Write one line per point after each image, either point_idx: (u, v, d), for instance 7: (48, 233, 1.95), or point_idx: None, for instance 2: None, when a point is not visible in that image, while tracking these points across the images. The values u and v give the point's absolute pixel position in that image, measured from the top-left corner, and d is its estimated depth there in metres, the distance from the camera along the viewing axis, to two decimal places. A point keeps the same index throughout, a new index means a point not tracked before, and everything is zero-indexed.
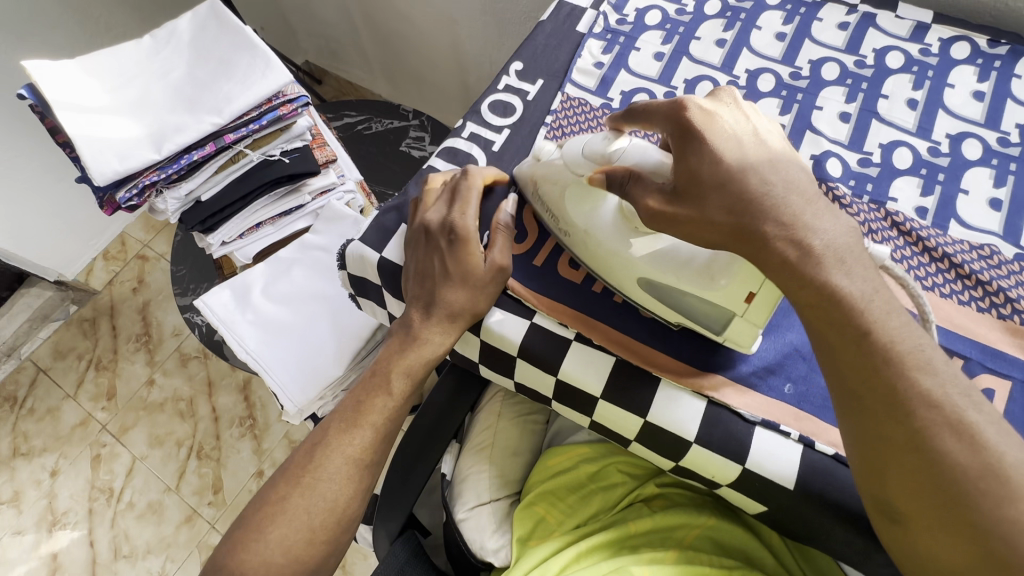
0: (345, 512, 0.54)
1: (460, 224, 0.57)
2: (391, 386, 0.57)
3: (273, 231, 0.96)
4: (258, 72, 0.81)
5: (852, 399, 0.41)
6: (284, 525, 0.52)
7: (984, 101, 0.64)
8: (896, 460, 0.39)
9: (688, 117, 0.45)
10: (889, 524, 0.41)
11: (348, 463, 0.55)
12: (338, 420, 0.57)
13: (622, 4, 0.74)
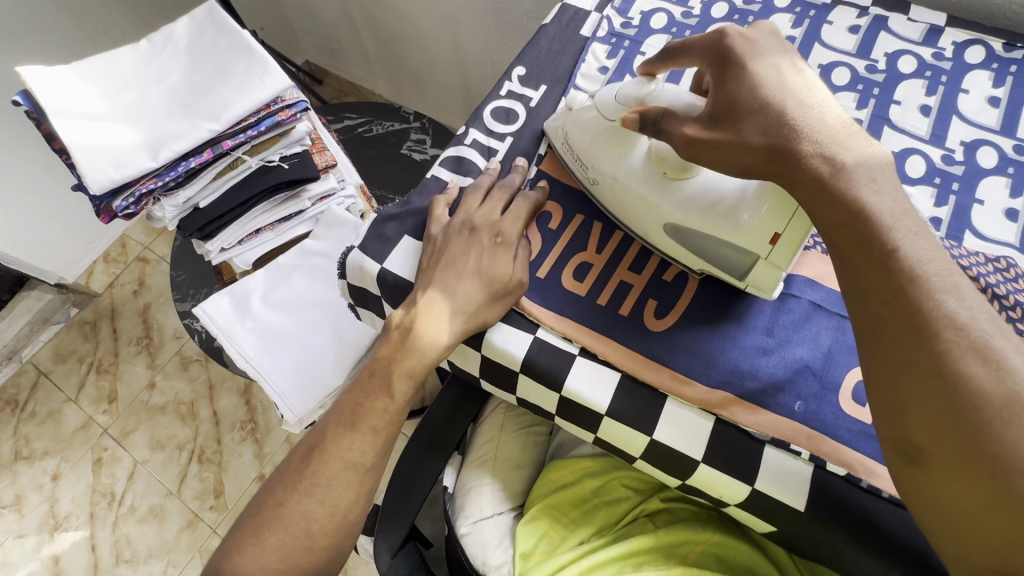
0: (344, 517, 0.54)
1: (506, 229, 0.58)
2: (392, 390, 0.55)
3: (273, 237, 0.94)
4: (256, 78, 0.79)
5: (874, 329, 0.40)
6: (281, 532, 0.52)
7: (1000, 107, 0.62)
8: (916, 394, 0.38)
9: (729, 44, 0.48)
10: (906, 466, 0.39)
11: (347, 469, 0.54)
12: (336, 424, 0.55)
13: (627, 7, 0.73)
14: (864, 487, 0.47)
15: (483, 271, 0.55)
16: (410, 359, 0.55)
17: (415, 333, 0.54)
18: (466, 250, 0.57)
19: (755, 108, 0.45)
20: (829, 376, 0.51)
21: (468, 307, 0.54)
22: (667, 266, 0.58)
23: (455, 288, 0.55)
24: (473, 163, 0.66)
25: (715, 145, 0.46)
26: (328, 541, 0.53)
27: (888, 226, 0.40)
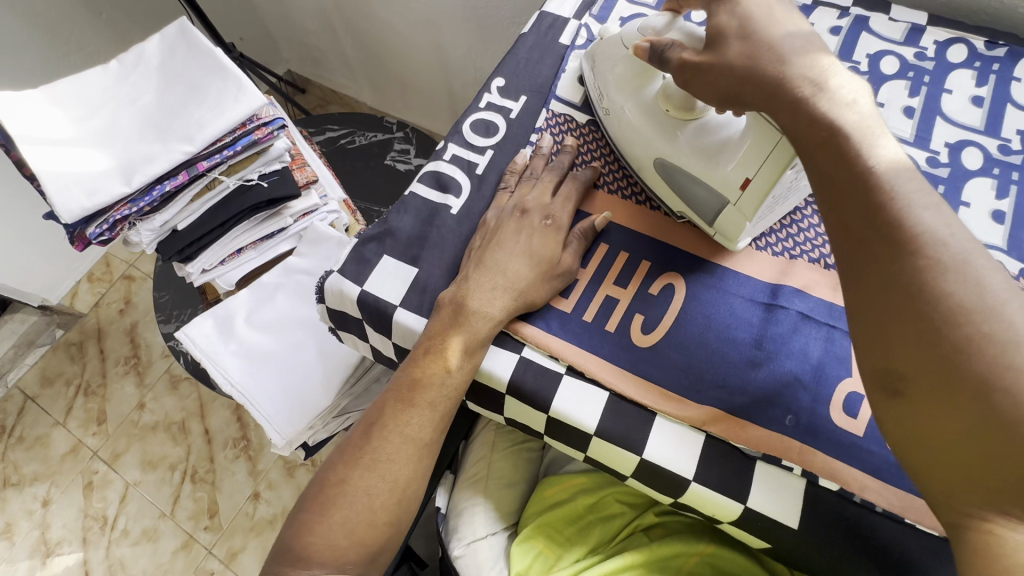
0: (406, 493, 0.52)
1: (556, 213, 0.58)
2: (451, 366, 0.52)
3: (256, 255, 0.93)
4: (230, 96, 0.78)
5: (859, 249, 0.39)
6: (345, 507, 0.50)
7: (983, 107, 0.61)
8: (897, 317, 0.37)
9: None
10: (887, 400, 0.38)
11: (407, 445, 0.52)
12: (393, 398, 0.53)
13: (606, 14, 0.72)
14: (857, 501, 0.47)
15: (532, 251, 0.56)
16: (465, 332, 0.52)
17: (467, 310, 0.53)
18: (518, 232, 0.57)
19: (743, 40, 0.45)
20: (821, 389, 0.50)
21: (517, 285, 0.54)
22: (653, 279, 0.56)
23: (504, 266, 0.55)
24: (454, 179, 0.64)
25: (702, 68, 0.47)
26: (391, 518, 0.51)
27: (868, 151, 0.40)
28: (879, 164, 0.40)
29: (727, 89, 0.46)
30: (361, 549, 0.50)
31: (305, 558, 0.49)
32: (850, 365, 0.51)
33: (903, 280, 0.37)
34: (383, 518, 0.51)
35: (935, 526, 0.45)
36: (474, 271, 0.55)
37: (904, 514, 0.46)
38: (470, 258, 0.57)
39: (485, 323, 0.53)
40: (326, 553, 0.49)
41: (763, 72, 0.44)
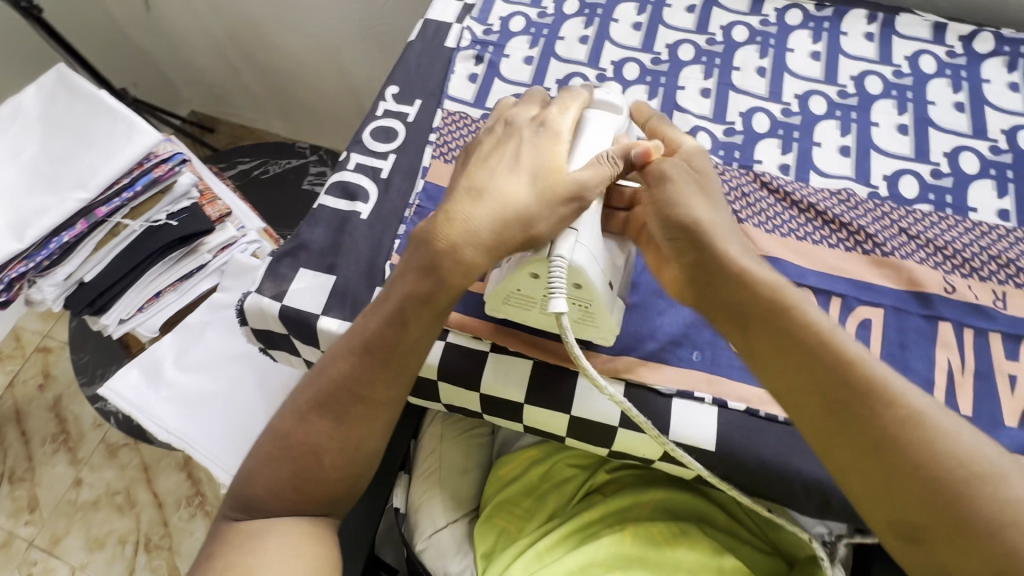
0: (359, 451, 0.49)
1: (552, 118, 0.50)
2: (404, 320, 0.47)
3: (176, 297, 0.90)
4: (121, 137, 0.76)
5: (833, 406, 0.39)
6: (294, 462, 0.48)
7: (821, 60, 0.70)
8: (893, 465, 0.37)
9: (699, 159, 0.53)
10: (913, 552, 0.36)
11: (359, 401, 0.48)
12: (345, 348, 0.49)
13: (485, 15, 0.76)
14: (762, 416, 0.52)
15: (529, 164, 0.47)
16: (431, 278, 0.47)
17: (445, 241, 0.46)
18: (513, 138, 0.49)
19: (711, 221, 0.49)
20: None
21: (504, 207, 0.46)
22: None
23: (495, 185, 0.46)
24: (360, 186, 0.66)
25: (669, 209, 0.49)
26: (342, 473, 0.49)
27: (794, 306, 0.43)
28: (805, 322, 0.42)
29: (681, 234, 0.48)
30: (310, 499, 0.48)
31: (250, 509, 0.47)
32: None
33: (880, 437, 0.37)
34: (332, 473, 0.48)
35: None
36: (456, 195, 0.47)
37: None
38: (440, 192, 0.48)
39: (451, 270, 0.46)
40: (274, 501, 0.47)
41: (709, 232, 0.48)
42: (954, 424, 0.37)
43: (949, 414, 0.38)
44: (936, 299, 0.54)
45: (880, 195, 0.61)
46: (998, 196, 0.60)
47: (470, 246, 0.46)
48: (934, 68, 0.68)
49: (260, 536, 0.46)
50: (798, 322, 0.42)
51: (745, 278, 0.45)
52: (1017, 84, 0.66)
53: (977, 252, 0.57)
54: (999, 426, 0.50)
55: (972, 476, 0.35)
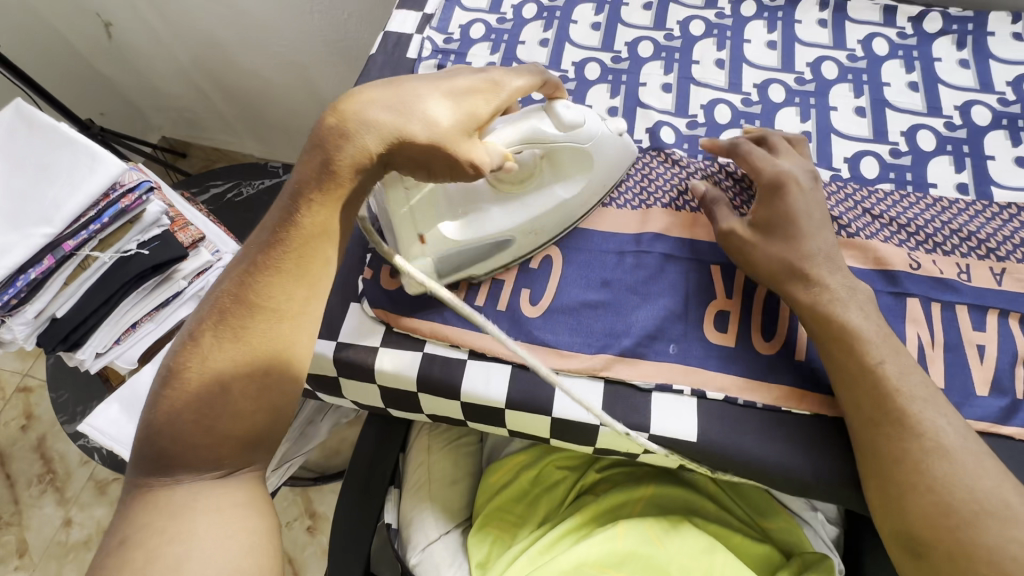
0: (277, 367, 0.40)
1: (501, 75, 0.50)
2: (301, 206, 0.42)
3: (154, 326, 0.88)
4: (83, 168, 0.75)
5: (868, 430, 0.46)
6: (195, 398, 0.38)
7: (777, 49, 0.71)
8: (910, 490, 0.43)
9: (785, 185, 0.55)
10: (910, 559, 0.43)
11: (264, 312, 0.40)
12: (240, 265, 0.42)
13: (445, 24, 0.76)
14: (741, 403, 0.52)
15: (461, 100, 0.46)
16: (337, 168, 0.42)
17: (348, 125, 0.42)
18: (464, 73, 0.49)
19: (810, 254, 0.52)
20: (692, 315, 0.56)
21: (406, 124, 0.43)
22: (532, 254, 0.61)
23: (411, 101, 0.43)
24: None
25: (750, 249, 0.54)
26: (257, 403, 0.39)
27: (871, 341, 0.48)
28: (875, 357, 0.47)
29: (767, 274, 0.53)
30: (224, 447, 0.38)
31: (161, 467, 0.37)
32: (711, 288, 0.57)
33: (912, 458, 0.44)
34: (246, 403, 0.38)
35: (805, 407, 0.51)
36: (377, 85, 0.44)
37: (780, 404, 0.52)
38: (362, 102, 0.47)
39: (354, 153, 0.42)
40: (180, 458, 0.37)
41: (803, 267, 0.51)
42: (976, 467, 0.43)
43: (976, 457, 0.43)
44: (902, 275, 0.55)
45: (842, 177, 0.62)
46: (956, 171, 0.62)
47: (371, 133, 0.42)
48: (886, 50, 0.70)
49: (171, 510, 0.35)
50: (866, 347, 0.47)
51: (819, 308, 0.50)
52: (967, 60, 0.68)
53: (939, 228, 0.58)
54: (971, 396, 0.51)
55: (981, 511, 0.41)
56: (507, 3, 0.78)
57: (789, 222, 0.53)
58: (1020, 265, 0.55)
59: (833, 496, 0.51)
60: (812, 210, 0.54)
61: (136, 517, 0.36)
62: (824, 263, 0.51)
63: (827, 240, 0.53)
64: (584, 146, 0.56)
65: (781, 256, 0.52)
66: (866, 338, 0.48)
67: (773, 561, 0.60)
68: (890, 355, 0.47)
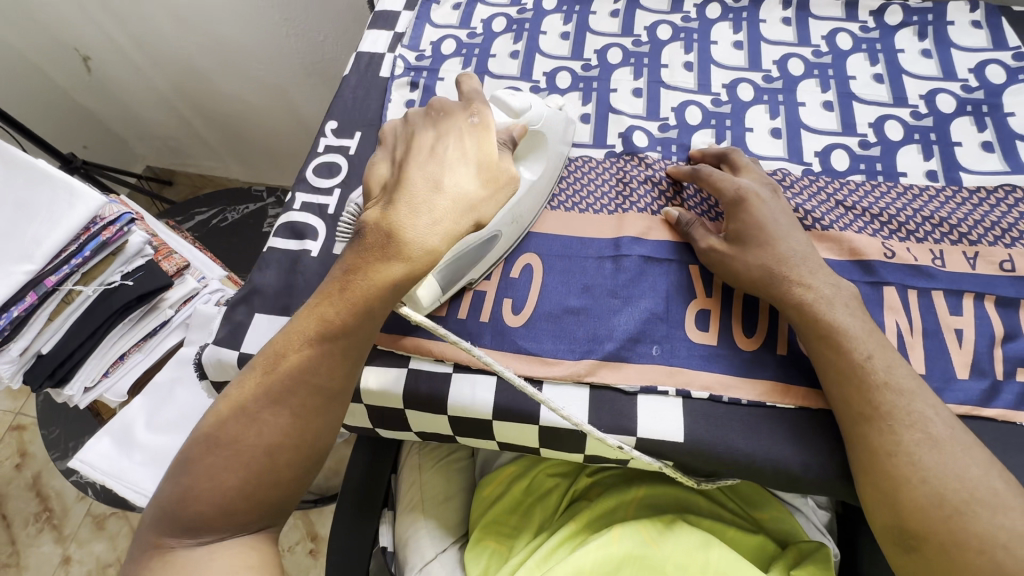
0: (311, 448, 0.47)
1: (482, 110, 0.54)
2: (361, 305, 0.47)
3: (143, 357, 0.88)
4: (63, 205, 0.73)
5: (861, 426, 0.46)
6: (240, 467, 0.45)
7: (743, 49, 0.72)
8: (903, 482, 0.43)
9: (745, 199, 0.56)
10: (903, 552, 0.44)
11: (310, 398, 0.47)
12: (299, 340, 0.47)
13: (416, 42, 0.77)
14: (726, 401, 0.52)
15: (472, 156, 0.52)
16: (391, 265, 0.47)
17: (402, 237, 0.47)
18: (440, 123, 0.53)
19: (783, 257, 0.52)
20: (673, 316, 0.56)
21: (462, 200, 0.49)
22: (513, 264, 0.61)
23: (440, 179, 0.49)
24: (308, 224, 0.66)
25: (728, 262, 0.54)
26: (295, 472, 0.47)
27: (856, 339, 0.48)
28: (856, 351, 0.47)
29: (750, 283, 0.53)
30: (263, 508, 0.45)
31: (197, 523, 0.44)
32: (691, 288, 0.57)
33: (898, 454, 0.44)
34: (279, 478, 0.46)
35: (789, 402, 0.52)
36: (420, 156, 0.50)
37: (765, 399, 0.52)
38: (375, 181, 0.52)
39: (417, 254, 0.47)
40: (222, 519, 0.44)
41: (781, 273, 0.52)
42: (961, 456, 0.43)
43: (957, 446, 0.44)
44: (877, 265, 0.56)
45: (814, 171, 0.63)
46: (925, 158, 0.63)
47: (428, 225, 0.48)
48: (850, 45, 0.71)
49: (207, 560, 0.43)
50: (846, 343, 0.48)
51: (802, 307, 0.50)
52: (929, 50, 0.69)
53: (912, 215, 0.58)
54: (952, 380, 0.51)
55: (964, 499, 0.42)
56: (477, 18, 0.79)
57: (757, 230, 0.54)
58: (992, 248, 0.56)
59: (823, 488, 0.51)
60: (777, 216, 0.55)
61: (169, 562, 0.43)
62: (800, 264, 0.52)
63: (799, 242, 0.54)
64: (536, 128, 0.58)
65: (759, 263, 0.53)
66: (852, 335, 0.48)
67: (768, 552, 0.60)
68: (876, 348, 0.48)
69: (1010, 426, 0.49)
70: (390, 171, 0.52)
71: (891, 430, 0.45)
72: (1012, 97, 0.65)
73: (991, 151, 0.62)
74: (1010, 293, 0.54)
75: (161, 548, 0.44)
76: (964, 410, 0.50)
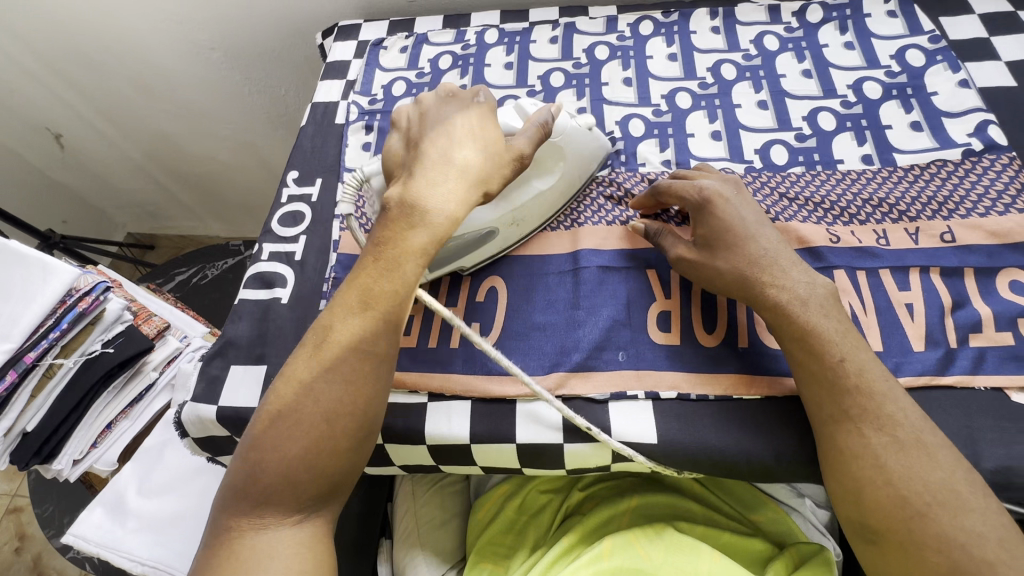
0: (368, 415, 0.45)
1: (484, 95, 0.57)
2: (400, 266, 0.47)
3: (131, 423, 0.88)
4: (36, 282, 0.74)
5: (829, 427, 0.47)
6: (301, 438, 0.43)
7: (678, 60, 0.76)
8: (870, 486, 0.44)
9: (717, 205, 0.55)
10: (870, 547, 0.45)
11: (361, 361, 0.45)
12: (344, 310, 0.46)
13: (368, 87, 0.80)
14: (694, 398, 0.54)
15: (479, 134, 0.54)
16: (416, 232, 0.48)
17: (422, 208, 0.48)
18: (449, 106, 0.56)
19: (757, 255, 0.52)
20: (636, 322, 0.58)
21: (471, 173, 0.51)
22: (478, 287, 0.62)
23: (450, 156, 0.51)
24: (276, 273, 0.68)
25: (696, 266, 0.55)
26: (354, 443, 0.44)
27: (810, 345, 0.48)
28: (811, 350, 0.48)
29: (719, 286, 0.54)
30: (322, 485, 0.43)
31: (262, 503, 0.42)
32: (651, 291, 0.59)
33: (858, 461, 0.45)
34: (339, 448, 0.43)
35: (754, 393, 0.53)
36: (433, 134, 0.53)
37: (732, 392, 0.53)
38: (391, 161, 0.55)
39: (437, 219, 0.48)
40: (283, 498, 0.42)
41: (755, 275, 0.51)
42: (921, 451, 0.44)
43: (915, 438, 0.45)
44: (825, 250, 0.58)
45: (756, 167, 0.65)
46: (859, 144, 0.65)
47: (438, 200, 0.49)
48: (777, 45, 0.74)
49: (267, 547, 0.41)
50: (806, 346, 0.48)
51: (772, 304, 0.50)
52: (851, 42, 0.73)
53: (852, 199, 0.61)
54: (909, 353, 0.52)
55: (931, 501, 0.42)
56: (424, 58, 0.82)
57: (724, 234, 0.54)
58: (931, 222, 0.58)
59: (801, 476, 0.52)
60: (745, 214, 0.55)
61: (236, 552, 0.41)
62: (773, 263, 0.52)
63: (769, 238, 0.54)
64: (555, 139, 0.60)
65: (731, 267, 0.53)
66: (802, 342, 0.49)
67: (767, 553, 0.59)
68: (850, 350, 0.48)
69: (969, 391, 0.51)
70: (405, 149, 0.55)
71: (858, 433, 0.45)
72: (934, 78, 0.68)
73: (920, 130, 0.65)
74: (953, 263, 0.56)
75: (228, 536, 0.42)
76: (922, 385, 0.51)
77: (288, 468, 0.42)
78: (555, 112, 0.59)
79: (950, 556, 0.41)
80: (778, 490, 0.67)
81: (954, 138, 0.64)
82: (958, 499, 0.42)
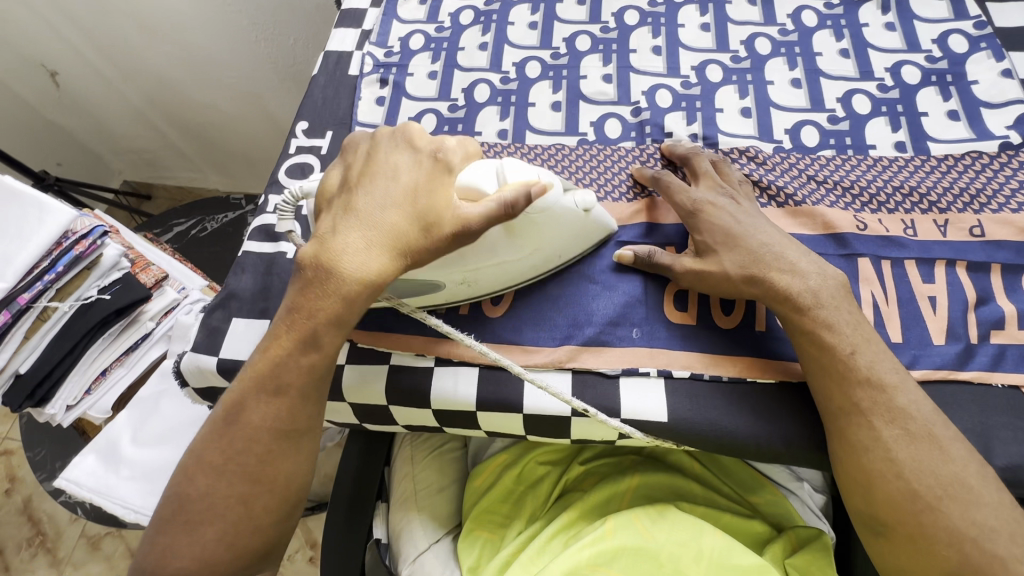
0: (289, 489, 0.47)
1: (448, 148, 0.49)
2: (313, 343, 0.46)
3: (126, 371, 0.86)
4: (32, 222, 0.71)
5: (839, 420, 0.46)
6: (218, 520, 0.45)
7: (711, 31, 0.72)
8: (880, 479, 0.43)
9: (708, 216, 0.54)
10: (875, 536, 0.45)
11: (274, 440, 0.46)
12: (253, 390, 0.46)
13: (384, 38, 0.77)
14: (707, 379, 0.53)
15: (423, 191, 0.47)
16: (333, 306, 0.45)
17: (339, 273, 0.45)
18: (398, 152, 0.49)
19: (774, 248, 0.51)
20: (651, 300, 0.56)
21: (395, 241, 0.46)
22: None
23: (377, 218, 0.46)
24: None
25: (704, 275, 0.52)
26: (274, 517, 0.47)
27: (831, 334, 0.47)
28: (833, 339, 0.47)
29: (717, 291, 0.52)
30: (241, 561, 0.46)
31: None
32: None
33: (870, 455, 0.44)
34: (259, 524, 0.46)
35: (770, 377, 0.52)
36: (372, 189, 0.47)
37: (746, 374, 0.52)
38: (322, 195, 0.50)
39: (353, 285, 0.45)
40: None
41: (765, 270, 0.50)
42: (936, 445, 0.43)
43: (931, 433, 0.44)
44: (851, 237, 0.56)
45: (784, 148, 0.63)
46: (893, 130, 0.63)
47: (358, 269, 0.45)
48: (815, 22, 0.71)
49: None
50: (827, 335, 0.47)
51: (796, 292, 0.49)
52: (892, 23, 0.70)
53: (883, 187, 0.59)
54: (929, 346, 0.52)
55: (942, 495, 0.42)
56: (443, 11, 0.78)
57: (722, 237, 0.53)
58: (962, 215, 0.57)
59: (808, 463, 0.52)
60: (740, 219, 0.54)
61: None
62: (789, 255, 0.50)
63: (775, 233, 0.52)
64: (531, 214, 0.49)
65: (738, 261, 0.51)
66: (825, 331, 0.47)
67: (764, 536, 0.60)
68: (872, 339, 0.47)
69: (987, 387, 0.50)
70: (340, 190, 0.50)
71: (868, 425, 0.45)
72: (974, 66, 0.66)
73: (956, 119, 0.63)
74: (981, 258, 0.55)
75: None
76: (941, 377, 0.50)
77: (205, 548, 0.44)
78: (539, 191, 0.47)
79: (959, 549, 0.41)
80: (778, 473, 0.67)
81: (991, 130, 0.62)
82: (970, 495, 0.42)
